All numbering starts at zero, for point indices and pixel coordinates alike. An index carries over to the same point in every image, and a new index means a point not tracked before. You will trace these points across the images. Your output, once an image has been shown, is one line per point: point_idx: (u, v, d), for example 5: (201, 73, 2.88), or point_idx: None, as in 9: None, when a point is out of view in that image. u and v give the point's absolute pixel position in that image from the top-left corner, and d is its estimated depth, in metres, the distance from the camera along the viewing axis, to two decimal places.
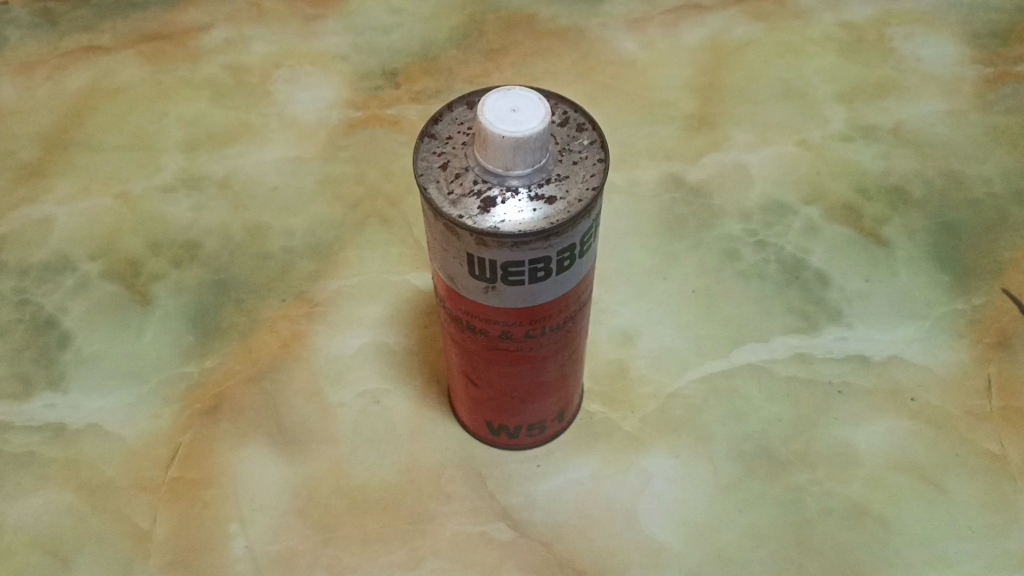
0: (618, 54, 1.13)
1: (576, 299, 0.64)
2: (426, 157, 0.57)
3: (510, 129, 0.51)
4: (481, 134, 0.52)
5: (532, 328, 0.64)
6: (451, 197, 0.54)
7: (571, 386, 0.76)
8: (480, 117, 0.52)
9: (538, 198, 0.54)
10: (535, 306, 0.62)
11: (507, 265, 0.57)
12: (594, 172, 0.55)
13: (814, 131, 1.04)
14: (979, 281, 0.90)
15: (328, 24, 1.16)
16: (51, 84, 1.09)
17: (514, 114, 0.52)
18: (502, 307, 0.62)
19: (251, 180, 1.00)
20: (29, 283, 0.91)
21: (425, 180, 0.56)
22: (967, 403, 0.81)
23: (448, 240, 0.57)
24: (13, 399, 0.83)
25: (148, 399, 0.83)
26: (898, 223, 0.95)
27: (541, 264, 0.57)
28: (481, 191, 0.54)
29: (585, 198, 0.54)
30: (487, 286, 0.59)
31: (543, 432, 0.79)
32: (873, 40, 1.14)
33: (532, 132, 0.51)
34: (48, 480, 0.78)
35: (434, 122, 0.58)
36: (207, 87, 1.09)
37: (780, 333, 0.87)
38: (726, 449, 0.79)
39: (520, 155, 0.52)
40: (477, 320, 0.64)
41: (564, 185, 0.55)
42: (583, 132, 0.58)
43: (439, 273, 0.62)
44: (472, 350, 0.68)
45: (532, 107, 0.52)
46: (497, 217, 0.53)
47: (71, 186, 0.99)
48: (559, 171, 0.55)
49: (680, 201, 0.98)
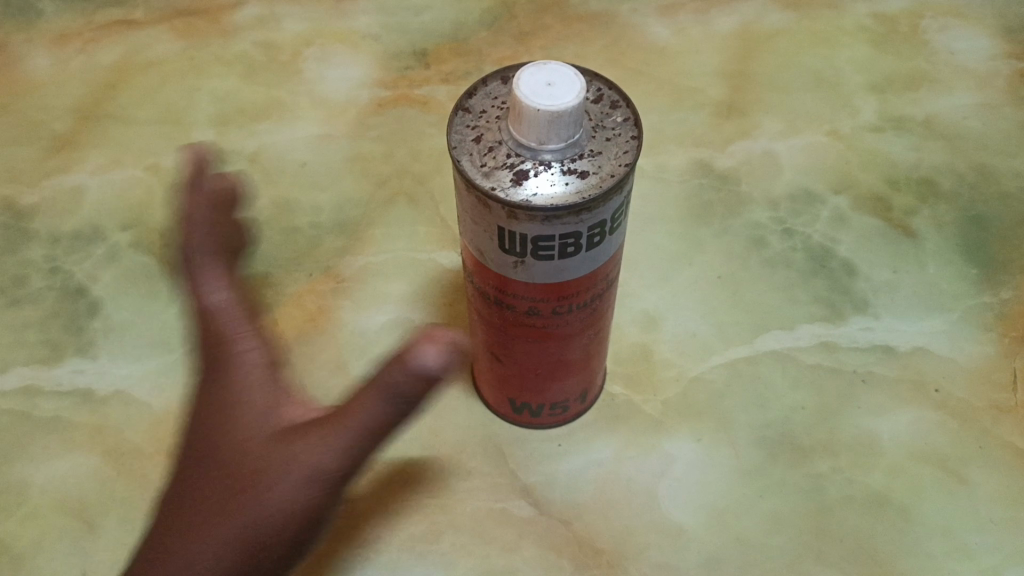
0: (649, 40, 1.13)
1: (604, 278, 0.65)
2: (460, 129, 0.57)
3: (546, 103, 0.52)
4: (516, 108, 0.53)
5: (560, 306, 0.64)
6: (484, 169, 0.55)
7: (595, 367, 0.76)
8: (516, 89, 0.53)
9: (570, 173, 0.54)
10: (564, 283, 0.62)
11: (538, 240, 0.57)
12: (626, 149, 0.56)
13: (845, 121, 1.04)
14: (1007, 275, 0.89)
15: (359, 5, 1.17)
16: (85, 57, 1.10)
17: (549, 88, 0.53)
18: (530, 284, 0.62)
19: (280, 156, 1.01)
20: (60, 251, 0.92)
21: (458, 152, 0.56)
22: (992, 396, 0.81)
23: (479, 214, 0.57)
24: (43, 365, 0.84)
25: (175, 368, 0.84)
26: (926, 215, 0.94)
27: (572, 240, 0.57)
28: (514, 164, 0.54)
29: (618, 173, 0.54)
30: (516, 260, 0.60)
31: (565, 411, 0.79)
32: (906, 32, 1.13)
33: (567, 107, 0.52)
34: (75, 444, 0.79)
35: (468, 95, 0.59)
36: (239, 64, 1.10)
37: (805, 322, 0.86)
38: (748, 434, 0.79)
39: (554, 129, 0.53)
40: (504, 295, 0.64)
41: (596, 161, 0.55)
42: (617, 109, 0.58)
43: (468, 247, 0.63)
44: (497, 328, 0.69)
45: (567, 82, 0.53)
46: (529, 192, 0.53)
47: (103, 157, 1.00)
48: (592, 146, 0.55)
49: (707, 187, 0.98)
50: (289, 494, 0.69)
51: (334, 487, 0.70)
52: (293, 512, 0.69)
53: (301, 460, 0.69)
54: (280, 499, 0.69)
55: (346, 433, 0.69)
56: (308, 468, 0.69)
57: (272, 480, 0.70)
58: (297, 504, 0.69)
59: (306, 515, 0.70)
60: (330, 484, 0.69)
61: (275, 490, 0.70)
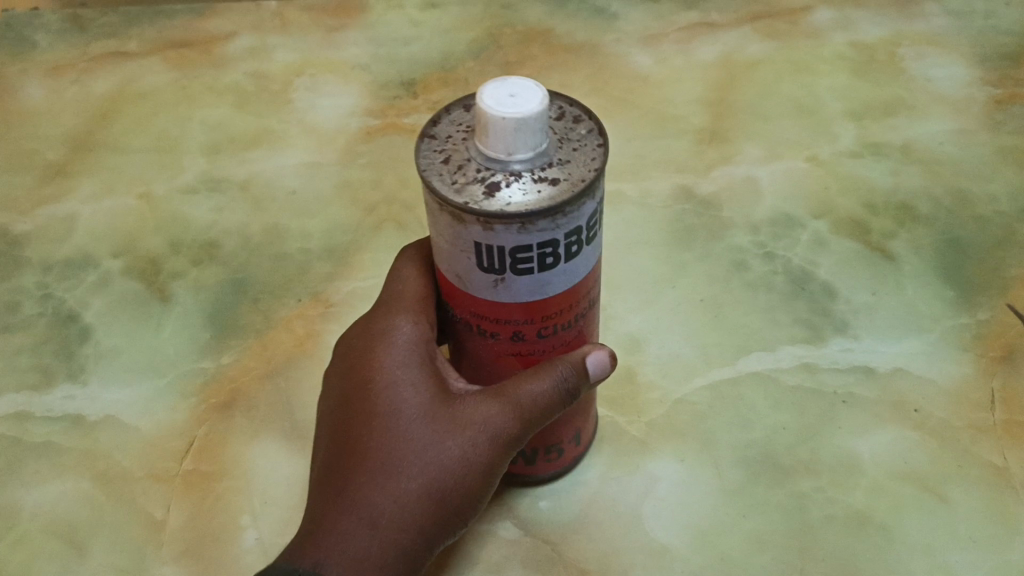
0: (632, 69, 1.15)
1: (584, 296, 0.65)
2: (428, 155, 0.57)
3: (510, 110, 0.53)
4: (481, 121, 0.54)
5: (542, 327, 0.64)
6: (455, 186, 0.55)
7: (588, 406, 0.75)
8: (480, 101, 0.54)
9: (541, 180, 0.55)
10: (544, 300, 0.62)
11: (516, 252, 0.56)
12: (594, 156, 0.57)
13: (824, 148, 1.06)
14: (984, 296, 0.90)
15: (349, 36, 1.19)
16: (78, 87, 1.12)
17: (511, 96, 0.54)
18: (512, 304, 0.61)
19: (271, 184, 1.02)
20: (52, 278, 0.94)
21: (428, 173, 0.56)
22: (971, 416, 0.82)
23: (455, 232, 0.57)
24: (34, 390, 0.85)
25: (165, 393, 0.85)
26: (905, 238, 0.96)
27: (549, 250, 0.57)
28: (485, 178, 0.55)
29: (587, 177, 0.55)
30: (496, 278, 0.59)
31: (560, 457, 0.77)
32: (884, 60, 1.16)
33: (531, 112, 0.53)
34: (65, 469, 0.80)
35: (432, 124, 0.60)
36: (230, 93, 1.12)
37: (786, 343, 0.88)
38: (731, 454, 0.80)
39: (522, 137, 0.54)
40: (488, 322, 0.64)
41: (565, 169, 0.56)
42: (580, 123, 0.59)
43: (446, 274, 0.63)
44: (479, 356, 0.68)
45: (528, 92, 0.54)
46: (503, 200, 0.54)
47: (96, 186, 1.02)
48: (560, 156, 0.56)
49: (690, 212, 1.00)
50: (463, 457, 0.63)
51: (506, 453, 0.65)
52: (468, 481, 0.63)
53: (477, 420, 0.63)
54: (446, 466, 0.63)
55: (524, 395, 0.63)
56: (488, 431, 0.63)
57: (420, 447, 0.62)
58: (475, 468, 0.63)
59: (469, 488, 0.64)
60: (508, 449, 0.65)
61: (443, 453, 0.63)
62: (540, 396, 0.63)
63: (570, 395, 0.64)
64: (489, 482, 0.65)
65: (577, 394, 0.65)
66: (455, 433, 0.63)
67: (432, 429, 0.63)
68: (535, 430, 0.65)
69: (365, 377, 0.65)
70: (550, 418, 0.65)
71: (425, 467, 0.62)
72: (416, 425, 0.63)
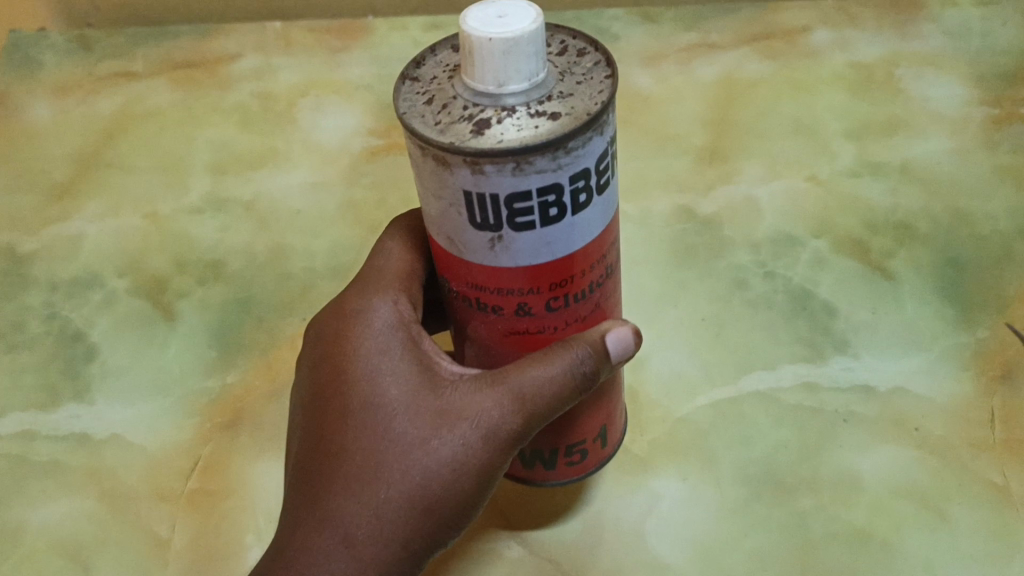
0: (632, 90, 1.17)
1: (599, 261, 0.62)
2: (410, 97, 0.54)
3: (497, 31, 0.50)
4: (467, 47, 0.51)
5: (551, 298, 0.61)
6: (439, 126, 0.51)
7: (612, 401, 0.75)
8: (463, 26, 0.51)
9: (539, 115, 0.51)
10: (551, 263, 0.58)
11: (513, 200, 0.53)
12: (600, 89, 0.53)
13: (824, 166, 1.07)
14: (983, 314, 0.91)
15: (353, 55, 1.20)
16: (85, 107, 1.14)
17: (501, 19, 0.51)
18: (513, 268, 0.58)
19: (276, 203, 1.03)
20: (58, 297, 0.94)
21: (409, 116, 0.53)
22: (970, 434, 0.82)
23: (444, 180, 0.53)
24: (40, 408, 0.85)
25: (171, 411, 0.85)
26: (904, 257, 0.97)
27: (552, 198, 0.54)
28: (474, 115, 0.51)
29: (592, 110, 0.51)
30: (493, 236, 0.56)
31: (584, 459, 0.76)
32: (882, 80, 1.17)
33: (522, 32, 0.50)
34: (71, 487, 0.80)
35: (416, 67, 0.57)
36: (235, 113, 1.13)
37: (787, 362, 0.89)
38: (733, 473, 0.81)
39: (511, 63, 0.50)
40: (489, 293, 0.61)
41: (567, 102, 0.52)
42: (585, 57, 0.56)
43: (442, 241, 0.60)
44: (484, 336, 0.66)
45: (519, 14, 0.51)
46: (494, 136, 0.50)
47: (102, 205, 1.03)
48: (561, 90, 0.53)
49: (691, 231, 1.01)
50: (453, 459, 0.62)
51: (506, 449, 0.63)
52: (463, 480, 0.63)
53: (471, 416, 0.62)
54: (440, 464, 0.62)
55: (524, 385, 0.62)
56: (483, 426, 0.62)
57: (407, 448, 0.62)
58: (471, 466, 0.63)
59: (463, 489, 0.63)
60: (509, 445, 0.63)
61: (428, 455, 0.62)
62: (544, 384, 0.62)
63: (587, 380, 0.63)
64: (487, 480, 0.64)
65: (596, 379, 0.63)
66: (448, 431, 0.62)
67: (424, 427, 0.63)
68: (542, 423, 0.64)
69: (345, 374, 0.66)
70: (559, 408, 0.63)
71: (416, 466, 0.62)
72: (407, 424, 0.63)
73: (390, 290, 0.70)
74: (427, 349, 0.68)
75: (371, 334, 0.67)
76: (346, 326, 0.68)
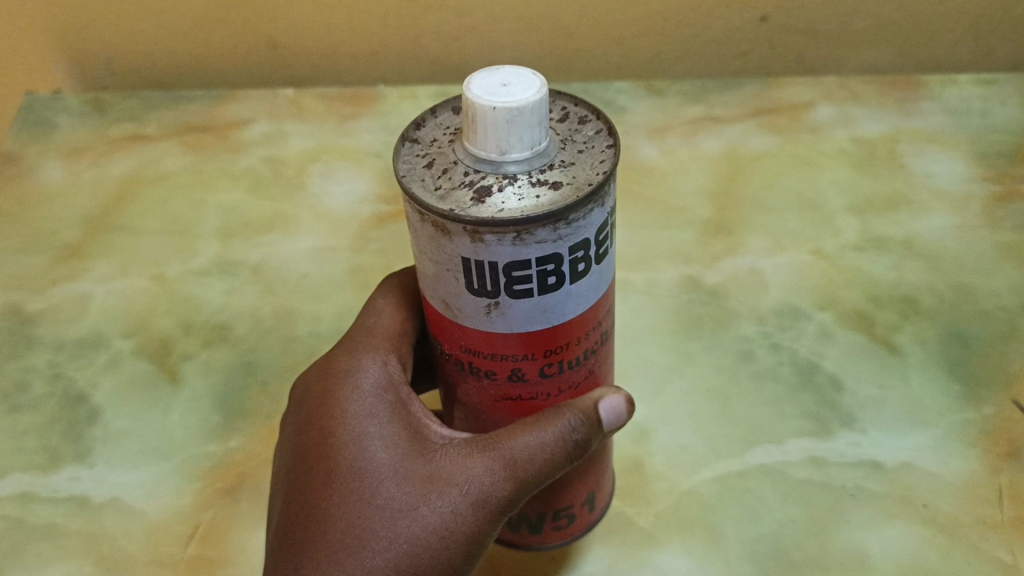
0: (639, 160, 1.19)
1: (593, 328, 0.62)
2: (409, 160, 0.55)
3: (501, 100, 0.51)
4: (469, 114, 0.52)
5: (544, 364, 0.61)
6: (439, 192, 0.52)
7: (602, 468, 0.77)
8: (467, 93, 0.52)
9: (540, 184, 0.52)
10: (547, 330, 0.59)
11: (512, 268, 0.53)
12: (602, 159, 0.54)
13: (828, 241, 1.08)
14: (989, 391, 0.91)
15: (363, 123, 1.22)
16: (96, 169, 1.16)
17: (504, 88, 0.52)
18: (509, 334, 0.58)
19: (283, 267, 1.04)
20: (63, 357, 0.94)
21: (408, 180, 0.53)
22: (978, 512, 0.81)
23: (442, 246, 0.54)
24: (41, 470, 0.85)
25: (172, 476, 0.84)
26: (909, 332, 0.97)
27: (552, 267, 0.54)
28: (475, 182, 0.52)
29: (594, 180, 0.52)
30: (490, 302, 0.56)
31: (572, 523, 0.78)
32: (884, 156, 1.18)
33: (527, 102, 0.51)
34: (68, 551, 0.79)
35: (416, 128, 0.58)
36: (246, 179, 1.15)
37: (793, 436, 0.88)
38: (740, 548, 0.80)
39: (514, 132, 0.51)
40: (482, 358, 0.61)
41: (569, 172, 0.53)
42: (587, 125, 0.57)
43: (437, 303, 0.60)
44: (475, 401, 0.66)
45: (523, 83, 0.52)
46: (494, 205, 0.50)
47: (110, 267, 1.04)
48: (564, 159, 0.54)
49: (697, 301, 1.01)
50: (440, 527, 0.62)
51: (496, 517, 0.63)
52: (450, 550, 0.62)
53: (460, 482, 0.62)
54: (428, 533, 0.61)
55: (514, 451, 0.62)
56: (472, 493, 0.62)
57: (394, 515, 0.62)
58: (460, 535, 0.62)
59: (449, 559, 0.62)
60: (499, 512, 0.63)
61: (416, 523, 0.61)
62: (535, 451, 0.62)
63: (579, 448, 0.63)
64: (475, 550, 0.63)
65: (588, 445, 0.63)
66: (436, 498, 0.62)
67: (412, 493, 0.62)
68: (532, 490, 0.64)
69: (331, 438, 0.65)
70: (550, 475, 0.63)
71: (403, 534, 0.61)
72: (396, 490, 0.62)
73: (379, 352, 0.70)
74: (417, 413, 0.68)
75: (360, 397, 0.67)
76: (333, 387, 0.68)
